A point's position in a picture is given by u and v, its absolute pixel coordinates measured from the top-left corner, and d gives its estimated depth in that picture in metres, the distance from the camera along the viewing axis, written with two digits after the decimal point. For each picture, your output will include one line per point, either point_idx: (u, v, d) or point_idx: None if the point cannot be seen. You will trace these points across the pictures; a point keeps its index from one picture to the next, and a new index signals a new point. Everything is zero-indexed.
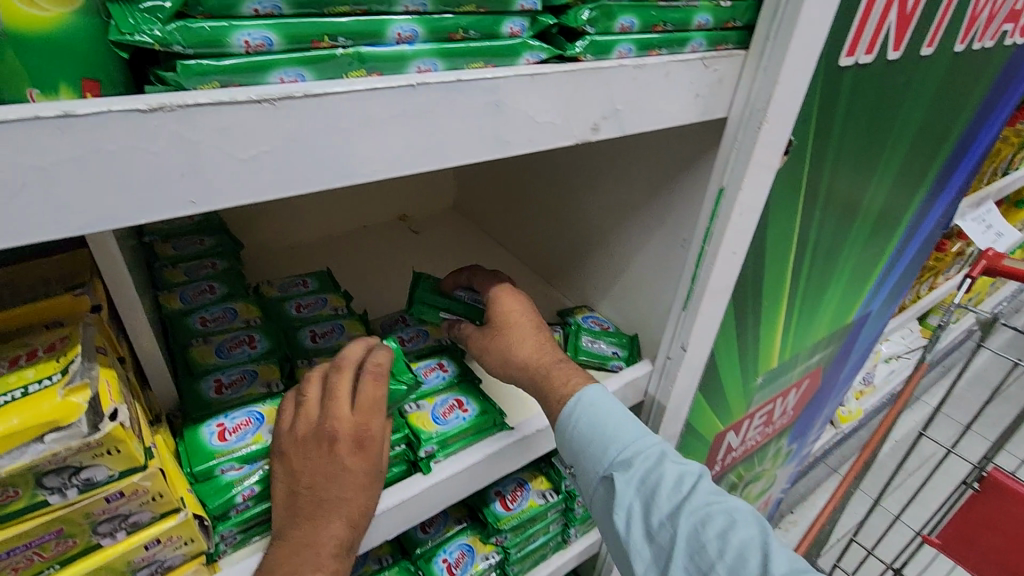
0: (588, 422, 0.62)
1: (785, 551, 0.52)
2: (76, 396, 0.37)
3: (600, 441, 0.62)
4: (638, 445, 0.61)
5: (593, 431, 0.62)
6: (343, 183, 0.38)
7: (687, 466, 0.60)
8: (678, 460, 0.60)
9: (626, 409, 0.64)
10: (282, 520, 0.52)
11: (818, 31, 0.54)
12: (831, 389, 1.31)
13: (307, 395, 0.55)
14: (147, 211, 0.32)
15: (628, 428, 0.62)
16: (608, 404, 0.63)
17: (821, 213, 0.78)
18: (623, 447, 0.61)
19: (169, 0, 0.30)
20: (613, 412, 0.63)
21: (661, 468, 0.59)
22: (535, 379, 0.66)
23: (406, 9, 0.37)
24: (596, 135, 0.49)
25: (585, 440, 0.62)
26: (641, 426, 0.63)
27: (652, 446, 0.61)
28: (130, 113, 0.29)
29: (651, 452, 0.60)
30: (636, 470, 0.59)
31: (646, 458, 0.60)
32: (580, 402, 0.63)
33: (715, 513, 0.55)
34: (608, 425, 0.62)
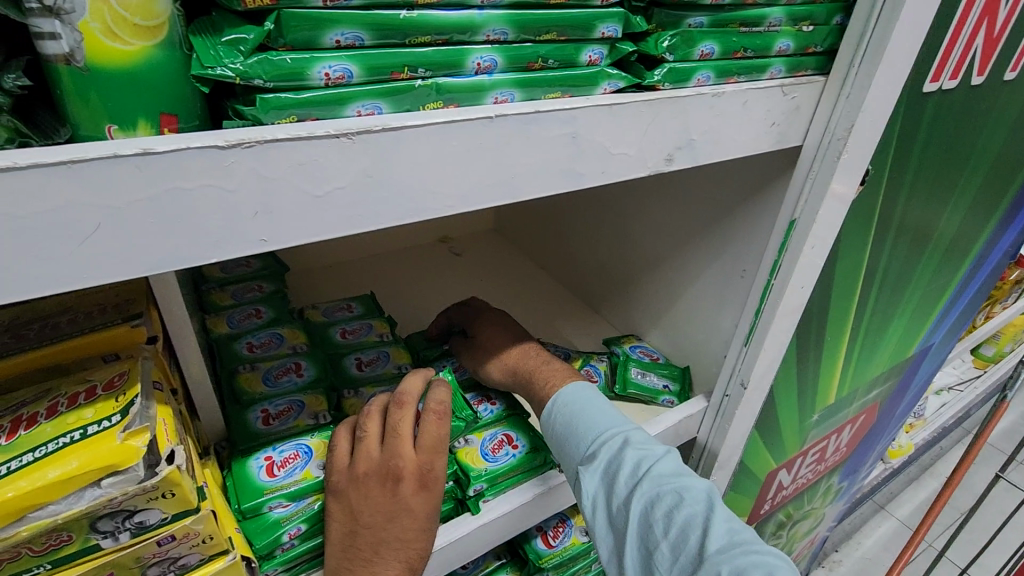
0: (566, 415, 0.59)
1: (730, 523, 0.48)
2: (135, 440, 0.35)
3: (572, 433, 0.58)
4: (602, 433, 0.56)
5: (566, 423, 0.59)
6: (414, 219, 0.36)
7: (650, 449, 0.55)
8: (642, 443, 0.55)
9: (601, 396, 0.60)
10: (338, 564, 0.50)
11: (907, 56, 0.50)
12: (886, 424, 1.24)
13: (367, 431, 0.53)
14: (217, 251, 0.30)
15: (595, 416, 0.58)
16: (583, 396, 0.60)
17: (891, 244, 0.74)
18: (591, 439, 0.57)
19: (252, 32, 0.29)
20: (584, 405, 0.59)
21: (622, 455, 0.54)
22: (527, 374, 0.66)
23: (488, 37, 0.35)
24: (670, 166, 0.46)
25: (559, 433, 0.59)
26: (609, 411, 0.59)
27: (616, 431, 0.56)
28: (208, 150, 0.28)
29: (612, 438, 0.56)
30: (598, 459, 0.55)
31: (607, 445, 0.55)
32: (557, 403, 0.61)
33: (666, 493, 0.50)
34: (582, 417, 0.58)
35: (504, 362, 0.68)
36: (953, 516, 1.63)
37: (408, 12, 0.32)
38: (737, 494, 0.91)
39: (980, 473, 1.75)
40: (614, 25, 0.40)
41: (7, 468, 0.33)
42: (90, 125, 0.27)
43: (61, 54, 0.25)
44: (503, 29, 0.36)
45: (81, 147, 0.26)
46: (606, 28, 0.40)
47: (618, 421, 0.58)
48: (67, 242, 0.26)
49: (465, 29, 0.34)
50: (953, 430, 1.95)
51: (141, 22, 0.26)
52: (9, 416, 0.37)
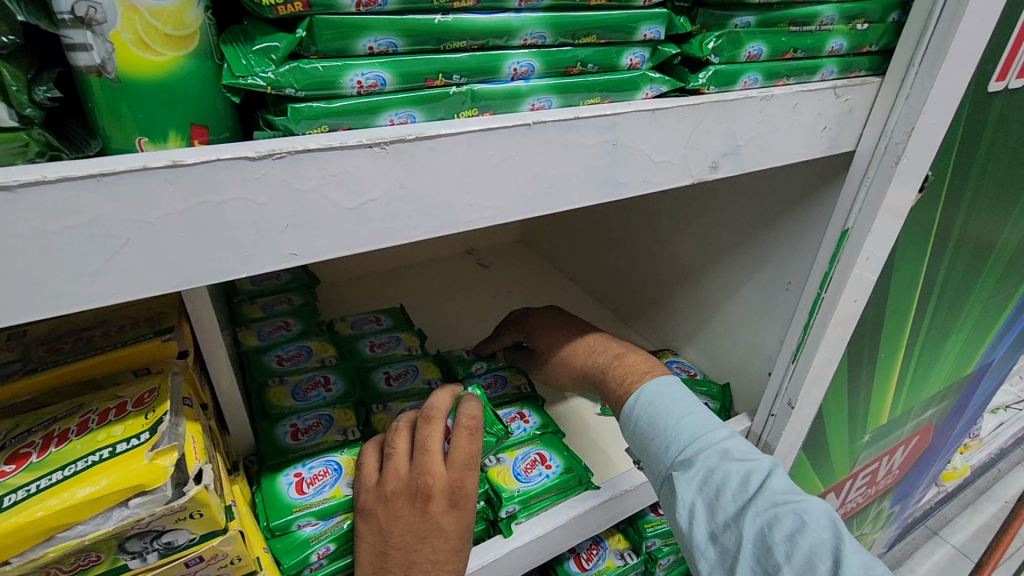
0: (652, 414, 0.51)
1: (865, 556, 0.40)
2: (164, 458, 0.34)
3: (660, 434, 0.50)
4: (697, 437, 0.48)
5: (654, 423, 0.51)
6: (449, 231, 0.34)
7: (757, 463, 0.47)
8: (744, 454, 0.47)
9: (692, 398, 0.53)
10: None
11: (974, 53, 0.47)
12: (942, 445, 1.16)
13: (395, 448, 0.52)
14: (246, 266, 0.29)
15: (686, 419, 0.50)
16: (671, 395, 0.53)
17: (951, 254, 0.69)
18: (686, 443, 0.48)
19: (283, 39, 0.28)
20: (676, 404, 0.51)
21: (725, 465, 0.46)
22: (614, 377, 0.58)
23: (524, 42, 0.34)
24: (715, 174, 0.44)
25: (645, 435, 0.51)
26: (704, 414, 0.51)
27: (715, 437, 0.48)
28: (239, 161, 0.27)
29: (711, 444, 0.48)
30: (697, 467, 0.47)
31: (706, 451, 0.47)
32: (640, 400, 0.53)
33: (786, 514, 0.42)
34: (673, 417, 0.50)
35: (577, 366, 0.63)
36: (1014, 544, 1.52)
37: (443, 17, 0.31)
38: None
39: None
40: (657, 26, 0.38)
41: (37, 486, 0.33)
42: (121, 138, 0.26)
43: (93, 66, 0.25)
44: (541, 33, 0.34)
45: (111, 160, 0.25)
46: (648, 29, 0.38)
47: (712, 424, 0.50)
48: (97, 257, 0.25)
49: (501, 33, 0.33)
50: (1011, 451, 1.83)
51: (171, 32, 0.25)
52: (42, 431, 0.37)
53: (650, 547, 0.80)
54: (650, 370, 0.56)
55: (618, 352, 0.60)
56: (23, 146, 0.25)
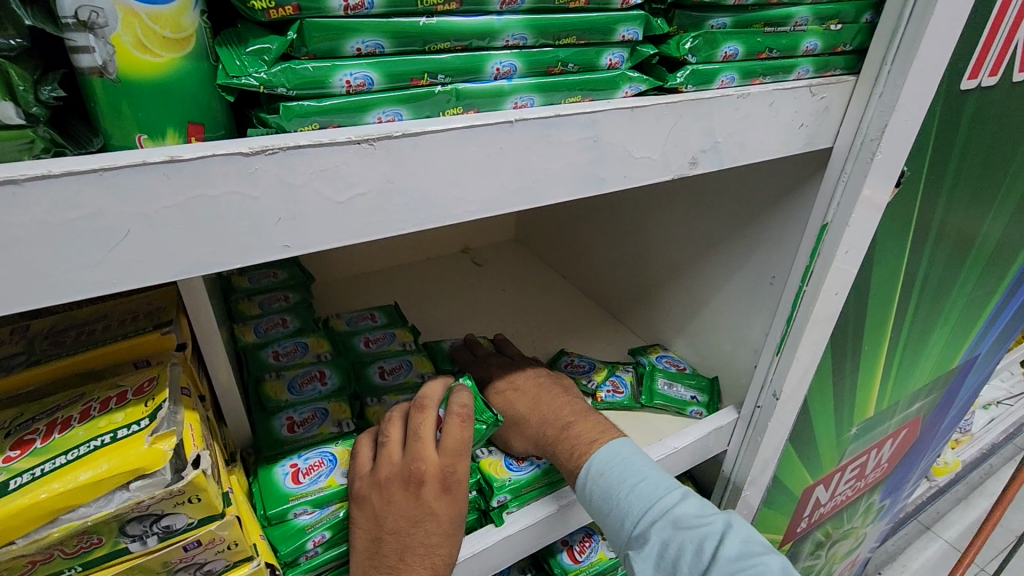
0: (603, 491, 0.55)
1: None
2: (163, 443, 0.36)
3: (614, 511, 0.54)
4: (648, 512, 0.53)
5: (606, 499, 0.55)
6: (436, 224, 0.36)
7: (708, 526, 0.51)
8: (696, 518, 0.52)
9: (640, 462, 0.56)
10: (364, 572, 0.50)
11: (943, 52, 0.49)
12: (931, 438, 1.18)
13: (388, 436, 0.53)
14: (242, 257, 0.31)
15: (635, 492, 0.54)
16: (618, 465, 0.56)
17: (931, 248, 0.71)
18: (638, 518, 0.53)
19: (275, 41, 0.29)
20: (623, 474, 0.55)
21: (677, 537, 0.51)
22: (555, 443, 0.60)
23: (506, 43, 0.35)
24: (694, 170, 0.45)
25: (601, 511, 0.55)
26: (653, 482, 0.55)
27: (666, 505, 0.53)
28: (233, 156, 0.28)
29: (662, 514, 0.52)
30: (651, 542, 0.52)
31: (657, 525, 0.52)
32: (590, 474, 0.56)
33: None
34: (622, 491, 0.54)
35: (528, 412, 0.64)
36: (1005, 538, 1.54)
37: (428, 19, 0.32)
38: (770, 510, 0.88)
39: None
40: (635, 28, 0.40)
41: (41, 470, 0.34)
42: (122, 135, 0.28)
43: (95, 67, 0.26)
44: (522, 34, 0.36)
45: (112, 155, 0.26)
46: (627, 31, 0.40)
47: (660, 491, 0.54)
48: (100, 247, 0.27)
49: (484, 35, 0.34)
50: (1003, 446, 1.85)
51: (170, 34, 0.27)
52: (45, 419, 0.38)
53: None
54: (599, 438, 0.59)
55: (567, 417, 0.62)
56: (29, 143, 0.26)
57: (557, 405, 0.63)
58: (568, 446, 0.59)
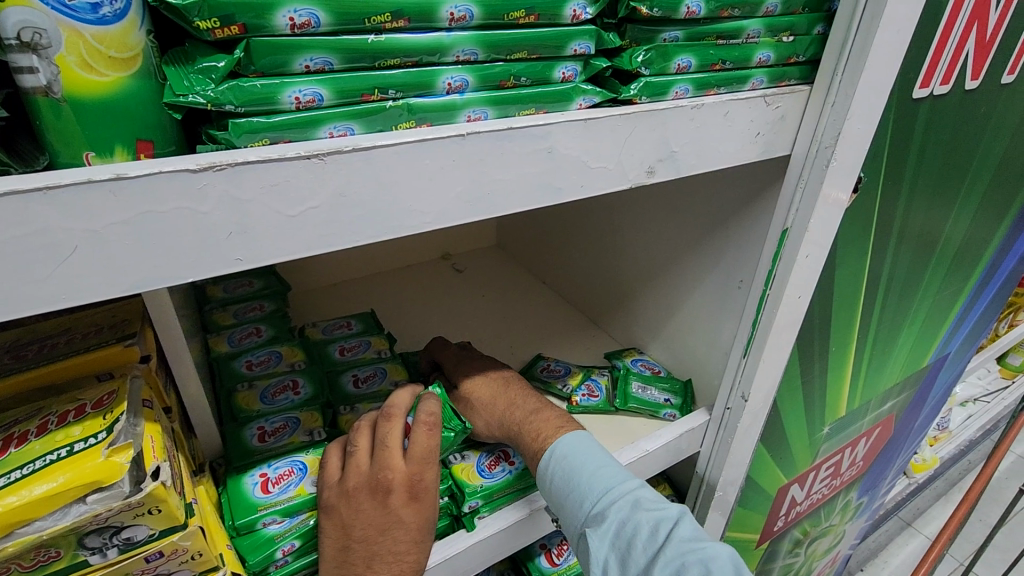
0: (566, 471, 0.56)
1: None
2: (119, 455, 0.36)
3: (575, 491, 0.55)
4: (608, 492, 0.53)
5: (567, 480, 0.55)
6: (391, 235, 0.37)
7: (665, 511, 0.52)
8: (654, 503, 0.52)
9: (604, 451, 0.58)
10: None
11: (892, 62, 0.50)
12: (906, 436, 1.20)
13: (356, 445, 0.54)
14: (193, 270, 0.31)
15: (598, 474, 0.55)
16: (583, 451, 0.57)
17: (894, 249, 0.72)
18: (597, 498, 0.53)
19: (222, 60, 0.30)
20: (586, 458, 0.56)
21: (634, 517, 0.51)
22: (518, 435, 0.61)
23: (457, 58, 0.36)
24: (651, 178, 0.46)
25: (561, 491, 0.55)
26: (617, 469, 0.56)
27: (625, 489, 0.53)
28: (180, 174, 0.29)
29: (621, 496, 0.53)
30: (608, 521, 0.52)
31: (615, 504, 0.52)
32: (555, 454, 0.57)
33: (691, 562, 0.47)
34: (583, 472, 0.55)
35: (488, 405, 0.65)
36: (982, 532, 1.56)
37: (376, 36, 0.33)
38: (745, 510, 0.89)
39: (1011, 486, 1.68)
40: (586, 42, 0.41)
41: None
42: (69, 153, 0.28)
43: (39, 87, 0.27)
44: (472, 49, 0.36)
45: (57, 173, 0.27)
46: (578, 45, 0.41)
47: (622, 476, 0.55)
48: (46, 263, 0.27)
49: (434, 51, 0.35)
50: (980, 443, 1.88)
51: (115, 54, 0.28)
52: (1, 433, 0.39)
53: None
54: (564, 425, 0.60)
55: (533, 405, 0.63)
56: None
57: (525, 398, 0.65)
58: (533, 432, 0.60)
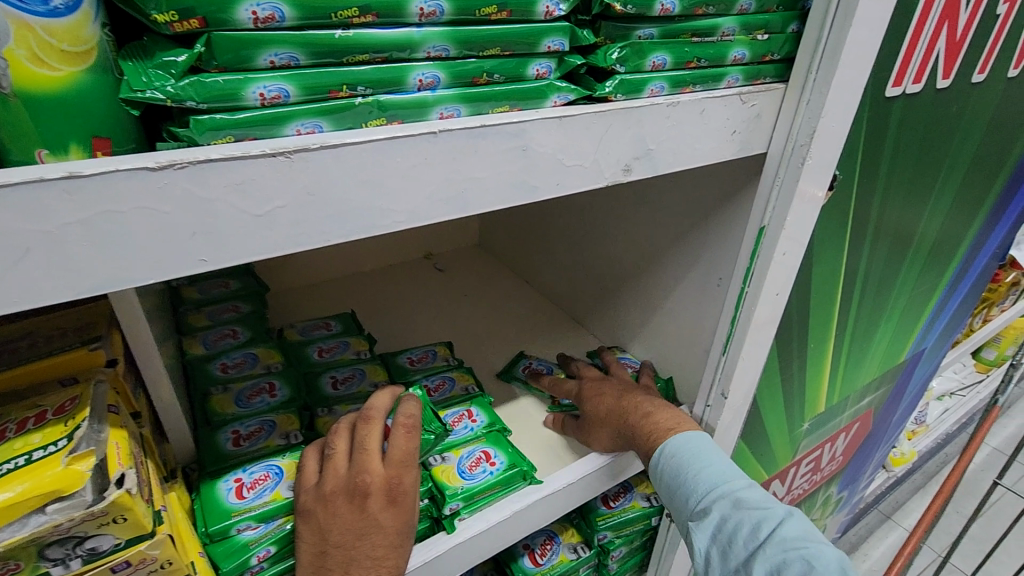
0: (674, 467, 0.59)
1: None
2: (81, 463, 0.35)
3: (681, 486, 0.58)
4: (711, 490, 0.55)
5: (675, 475, 0.58)
6: (363, 235, 0.36)
7: (769, 509, 0.52)
8: (757, 501, 0.53)
9: (717, 450, 0.59)
10: None
11: (865, 60, 0.51)
12: (884, 430, 1.22)
13: (335, 448, 0.53)
14: (156, 272, 0.30)
15: (704, 473, 0.57)
16: (694, 448, 0.59)
17: (871, 246, 0.73)
18: (701, 494, 0.56)
19: (182, 55, 0.29)
20: (696, 457, 0.58)
21: (736, 514, 0.53)
22: (633, 436, 0.64)
23: (428, 54, 0.36)
24: (628, 176, 0.46)
25: (669, 486, 0.59)
26: (722, 467, 0.57)
27: (729, 487, 0.55)
28: (139, 172, 0.28)
29: (724, 495, 0.54)
30: (711, 516, 0.54)
31: (718, 501, 0.54)
32: (665, 452, 0.60)
33: (793, 560, 0.48)
34: (691, 471, 0.57)
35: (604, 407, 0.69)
36: (958, 523, 1.59)
37: (344, 32, 0.33)
38: None
39: (986, 478, 1.71)
40: (560, 39, 0.41)
41: None
42: (19, 150, 0.27)
43: None
44: (444, 46, 0.36)
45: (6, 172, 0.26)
46: (551, 42, 0.41)
47: (728, 476, 0.56)
48: None
49: (404, 47, 0.34)
50: (956, 436, 1.92)
51: (68, 48, 0.26)
52: None
53: (601, 540, 0.83)
54: (676, 427, 0.63)
55: (647, 407, 0.66)
56: None
57: (639, 399, 0.68)
58: (647, 429, 0.63)
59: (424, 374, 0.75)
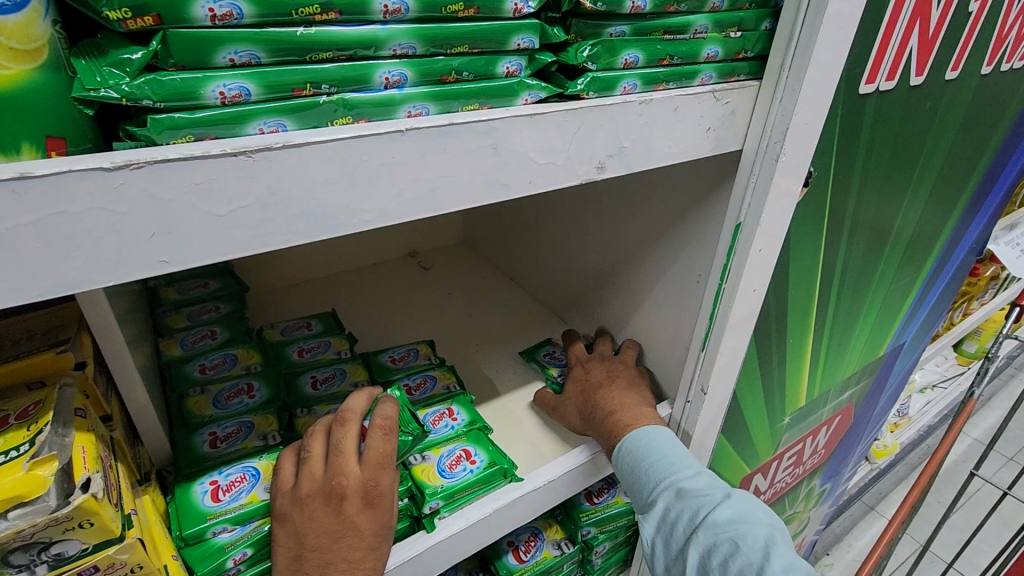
0: (626, 463, 0.62)
1: (787, 565, 0.49)
2: (42, 469, 0.35)
3: (633, 481, 0.61)
4: (657, 483, 0.59)
5: (628, 471, 0.62)
6: (329, 234, 0.36)
7: (708, 496, 0.56)
8: (696, 489, 0.56)
9: (672, 438, 0.62)
10: None
11: (836, 58, 0.51)
12: (866, 423, 1.24)
13: (311, 451, 0.53)
14: (113, 274, 0.30)
15: (652, 466, 0.60)
16: (648, 441, 0.62)
17: (848, 241, 0.74)
18: (648, 488, 0.60)
19: (137, 52, 0.28)
20: (647, 449, 0.61)
21: (677, 504, 0.57)
22: (598, 429, 0.67)
23: (394, 52, 0.35)
24: (602, 174, 0.46)
25: (623, 481, 0.63)
26: (671, 457, 0.60)
27: (675, 478, 0.58)
28: (93, 172, 0.27)
29: (668, 486, 0.58)
30: (657, 507, 0.58)
31: (662, 493, 0.58)
32: (623, 449, 0.63)
33: (722, 542, 0.52)
34: (640, 465, 0.61)
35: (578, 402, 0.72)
36: (939, 513, 1.62)
37: (306, 29, 0.32)
38: None
39: (966, 468, 1.74)
40: (530, 37, 0.41)
41: None
42: None
43: None
44: (410, 43, 0.36)
45: None
46: (521, 39, 0.40)
47: (674, 466, 0.59)
48: None
49: (369, 44, 0.34)
50: (939, 428, 1.95)
51: (16, 45, 0.26)
52: None
53: (585, 536, 0.83)
54: (633, 423, 0.65)
55: (613, 405, 0.68)
56: None
57: (612, 393, 0.70)
58: (609, 427, 0.66)
59: (405, 372, 0.75)
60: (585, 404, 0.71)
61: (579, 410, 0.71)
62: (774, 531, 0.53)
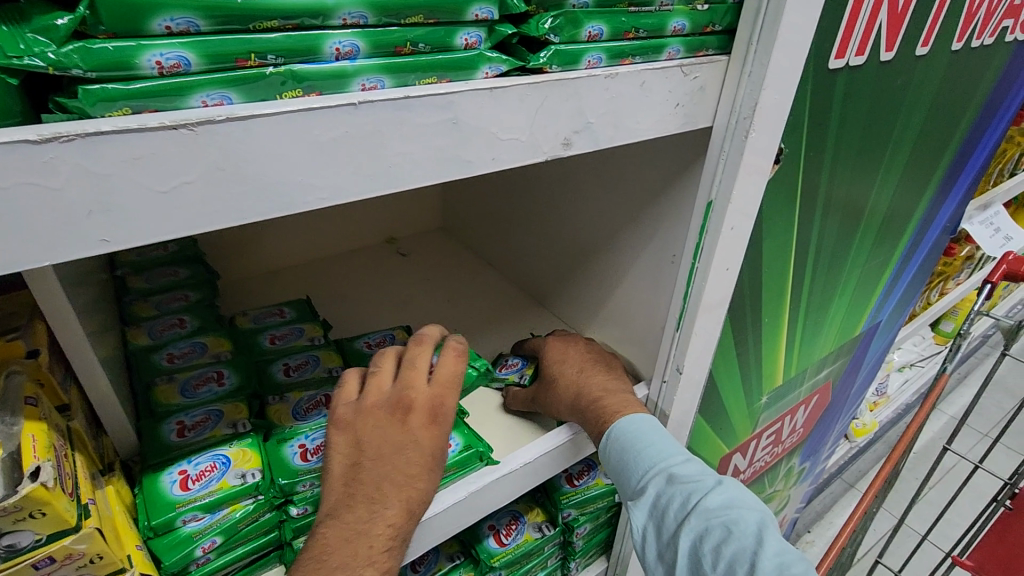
0: (615, 450, 0.62)
1: (779, 551, 0.49)
2: None
3: (623, 468, 0.62)
4: (648, 469, 0.60)
5: (618, 458, 0.62)
6: (282, 212, 0.35)
7: (698, 482, 0.56)
8: (688, 475, 0.57)
9: (659, 427, 0.63)
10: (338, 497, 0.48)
11: (804, 31, 0.50)
12: (844, 402, 1.25)
13: (380, 367, 0.55)
14: (49, 253, 0.29)
15: (643, 453, 0.60)
16: (638, 426, 0.62)
17: (821, 219, 0.74)
18: (639, 474, 0.60)
19: (62, 18, 0.27)
20: (637, 435, 0.61)
21: (669, 490, 0.57)
22: (587, 416, 0.66)
23: (344, 22, 0.34)
24: (568, 150, 0.45)
25: (612, 469, 0.63)
26: (662, 444, 0.61)
27: (666, 464, 0.59)
28: (20, 145, 0.26)
29: (659, 473, 0.59)
30: (648, 494, 0.59)
31: (654, 480, 0.59)
32: (610, 437, 0.63)
33: (714, 527, 0.52)
34: (631, 451, 0.61)
35: (563, 398, 0.68)
36: (913, 488, 1.66)
37: None
38: None
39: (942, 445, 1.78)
40: (488, 7, 0.40)
41: None
42: None
43: None
44: (361, 12, 0.35)
45: None
46: (479, 10, 0.39)
47: (664, 452, 0.60)
48: None
49: (316, 13, 0.33)
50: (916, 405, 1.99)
51: None
52: None
53: (565, 519, 0.83)
54: (623, 411, 0.65)
55: (597, 391, 0.68)
56: None
57: (596, 378, 0.70)
58: (597, 413, 0.65)
59: None
60: (568, 391, 0.69)
61: (564, 398, 0.68)
62: (764, 517, 0.54)
